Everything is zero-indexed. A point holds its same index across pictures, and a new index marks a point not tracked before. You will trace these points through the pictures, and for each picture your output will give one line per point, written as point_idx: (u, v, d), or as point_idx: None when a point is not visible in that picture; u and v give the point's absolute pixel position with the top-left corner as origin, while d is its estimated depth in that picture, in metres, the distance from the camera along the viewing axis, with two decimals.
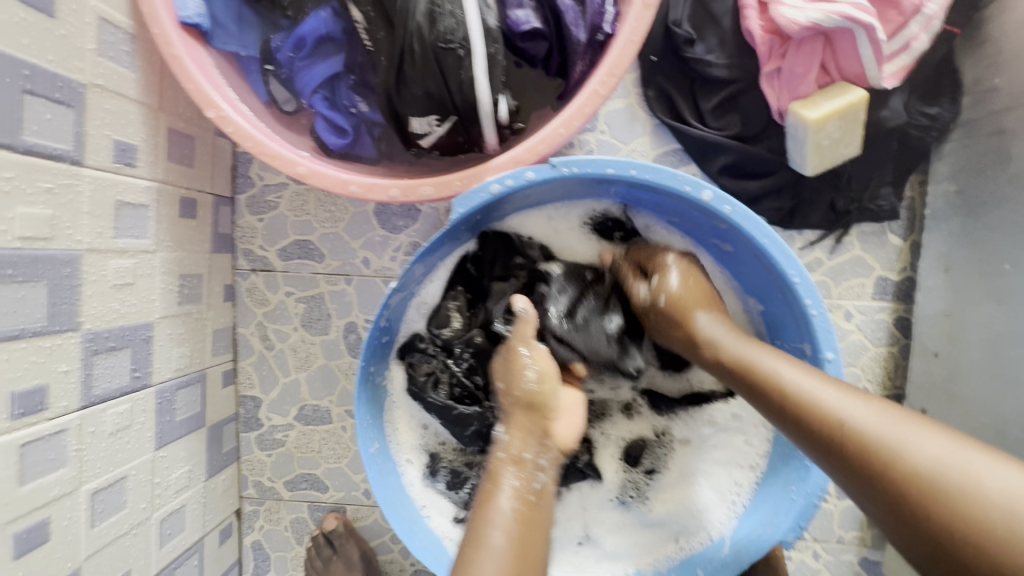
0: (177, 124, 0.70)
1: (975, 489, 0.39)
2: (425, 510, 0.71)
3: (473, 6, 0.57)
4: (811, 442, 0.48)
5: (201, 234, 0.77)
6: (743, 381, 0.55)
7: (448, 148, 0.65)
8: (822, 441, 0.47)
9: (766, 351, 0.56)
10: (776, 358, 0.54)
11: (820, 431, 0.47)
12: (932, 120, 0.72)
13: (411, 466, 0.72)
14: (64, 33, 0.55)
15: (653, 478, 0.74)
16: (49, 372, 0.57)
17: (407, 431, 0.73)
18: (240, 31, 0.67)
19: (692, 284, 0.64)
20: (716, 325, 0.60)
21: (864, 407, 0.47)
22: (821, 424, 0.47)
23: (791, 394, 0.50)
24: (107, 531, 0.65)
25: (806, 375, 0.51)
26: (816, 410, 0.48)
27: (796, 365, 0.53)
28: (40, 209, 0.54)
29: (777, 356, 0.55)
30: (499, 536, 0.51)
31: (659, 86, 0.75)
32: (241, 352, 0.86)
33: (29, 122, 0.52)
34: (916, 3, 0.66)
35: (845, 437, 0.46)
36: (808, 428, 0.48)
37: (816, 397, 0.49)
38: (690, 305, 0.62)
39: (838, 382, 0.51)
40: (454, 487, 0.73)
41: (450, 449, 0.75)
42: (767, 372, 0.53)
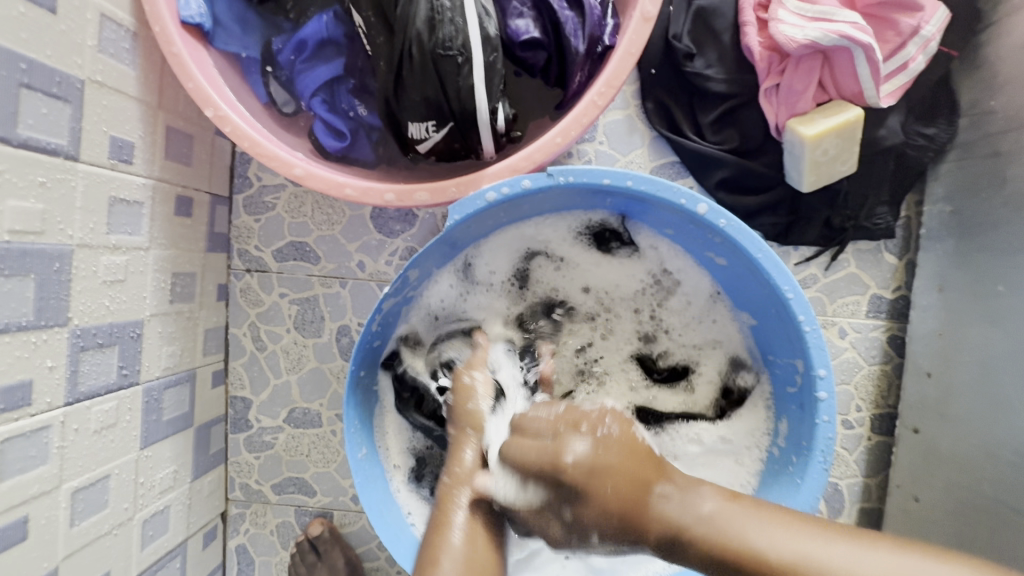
0: (175, 122, 0.70)
1: None
2: (409, 516, 0.70)
3: (474, 14, 0.57)
4: None
5: (196, 233, 0.77)
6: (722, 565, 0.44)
7: (445, 154, 0.64)
8: None
9: (740, 513, 0.45)
10: (716, 502, 0.46)
11: None
12: (928, 140, 0.73)
13: (398, 471, 0.72)
14: (65, 29, 0.55)
15: None
16: (34, 368, 0.56)
17: (394, 435, 0.73)
18: (242, 33, 0.67)
19: (616, 448, 0.48)
20: (665, 496, 0.46)
21: (871, 560, 0.42)
22: None
23: (738, 551, 0.43)
24: (86, 532, 0.64)
25: (757, 518, 0.45)
26: None
27: (780, 525, 0.45)
28: (32, 203, 0.54)
29: (758, 520, 0.45)
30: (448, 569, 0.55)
31: (658, 99, 0.76)
32: (232, 352, 0.86)
33: (25, 116, 0.52)
34: (914, 25, 0.67)
35: None
36: None
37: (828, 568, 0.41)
38: (620, 478, 0.46)
39: (829, 528, 0.45)
40: (438, 492, 0.72)
41: (436, 454, 0.74)
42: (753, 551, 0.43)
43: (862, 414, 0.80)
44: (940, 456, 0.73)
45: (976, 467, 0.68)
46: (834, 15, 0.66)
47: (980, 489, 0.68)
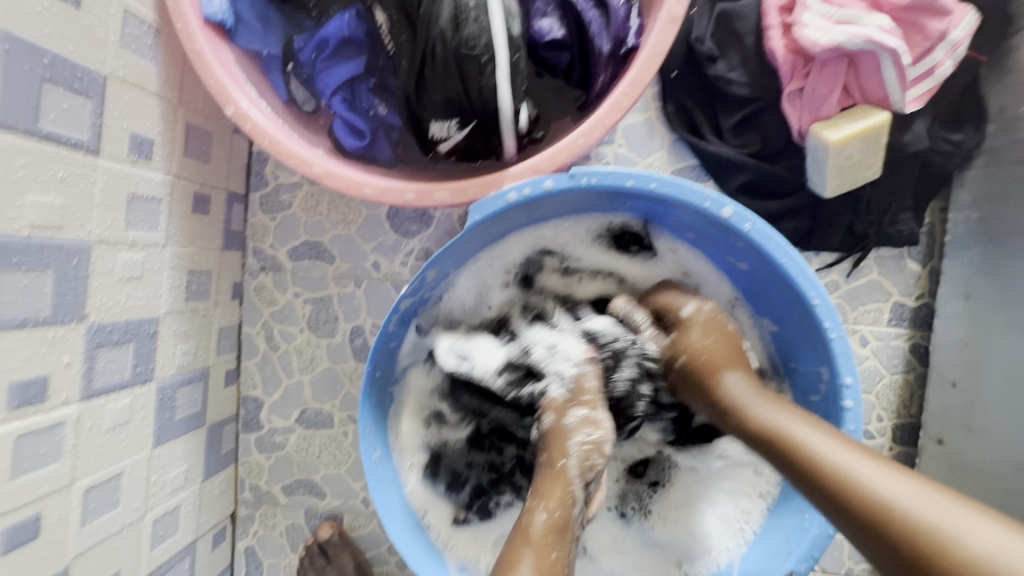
0: (194, 119, 0.70)
1: None
2: (423, 513, 0.69)
3: (499, 14, 0.57)
4: (849, 526, 0.43)
5: (213, 231, 0.76)
6: (766, 446, 0.52)
7: (465, 154, 0.64)
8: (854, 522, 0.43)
9: (790, 416, 0.52)
10: (810, 428, 0.50)
11: (859, 515, 0.42)
12: (955, 145, 0.71)
13: (412, 471, 0.70)
14: (89, 24, 0.55)
15: (657, 492, 0.73)
16: (50, 364, 0.55)
17: (409, 433, 0.71)
18: (264, 31, 0.67)
19: (715, 337, 0.61)
20: (736, 383, 0.57)
21: (904, 486, 0.42)
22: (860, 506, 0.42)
23: (817, 461, 0.47)
24: (97, 531, 0.63)
25: (806, 425, 0.50)
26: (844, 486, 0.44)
27: (830, 435, 0.49)
28: (53, 197, 0.53)
29: (812, 428, 0.50)
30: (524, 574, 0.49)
31: (679, 102, 0.75)
32: (245, 351, 0.86)
33: (47, 110, 0.52)
34: (942, 28, 0.66)
35: (887, 522, 0.40)
36: (816, 486, 0.46)
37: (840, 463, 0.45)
38: (715, 360, 0.60)
39: (884, 460, 0.45)
40: (453, 489, 0.71)
41: (452, 449, 0.73)
42: (788, 438, 0.50)
43: (884, 424, 0.79)
44: (965, 468, 0.71)
45: (1004, 481, 0.67)
46: (860, 19, 0.66)
47: (1009, 502, 0.66)
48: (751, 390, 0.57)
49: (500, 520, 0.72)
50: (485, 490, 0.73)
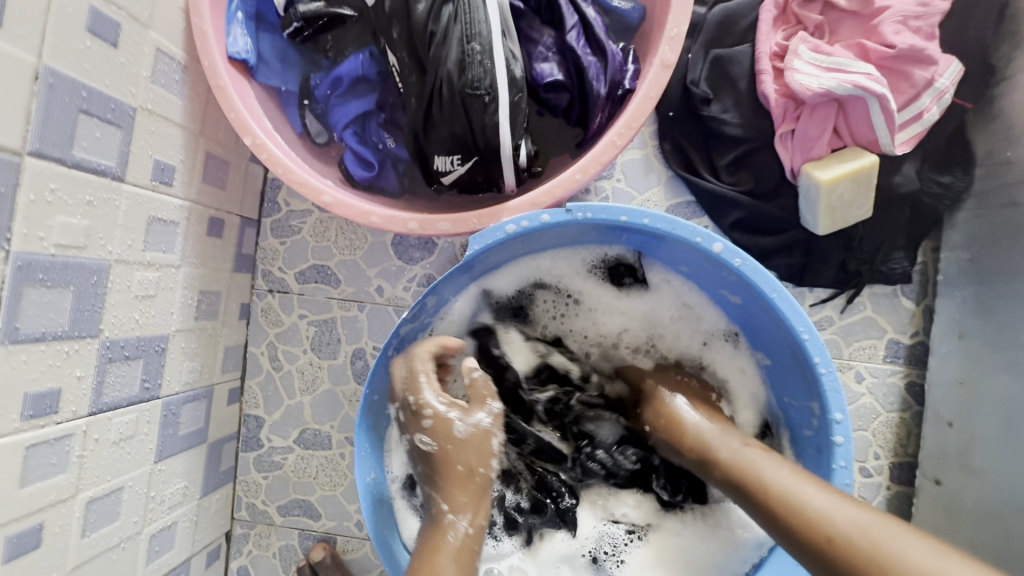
0: (214, 148, 0.74)
1: None
2: (403, 527, 0.69)
3: (502, 57, 0.60)
4: (803, 552, 0.50)
5: (225, 253, 0.80)
6: (735, 486, 0.57)
7: (467, 187, 0.67)
8: (810, 547, 0.49)
9: (756, 452, 0.58)
10: (773, 465, 0.56)
11: (815, 544, 0.49)
12: (945, 187, 0.73)
13: (394, 482, 0.70)
14: (123, 61, 0.60)
15: (634, 542, 0.73)
16: (64, 376, 0.58)
17: (399, 445, 0.72)
18: (283, 69, 0.71)
19: (683, 392, 0.69)
20: (700, 425, 0.64)
21: (848, 510, 0.49)
22: (811, 533, 0.49)
23: (783, 497, 0.52)
24: (96, 543, 0.64)
25: (769, 460, 0.57)
26: (801, 517, 0.50)
27: (792, 470, 0.55)
28: (80, 219, 0.57)
29: (774, 464, 0.56)
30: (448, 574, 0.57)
31: (675, 141, 0.78)
32: (249, 370, 0.88)
33: (81, 138, 0.56)
34: (928, 77, 0.69)
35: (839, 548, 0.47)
36: (777, 519, 0.52)
37: (796, 493, 0.52)
38: (675, 412, 0.66)
39: (833, 489, 0.52)
40: None
41: None
42: (755, 476, 0.56)
43: (880, 462, 0.78)
44: (963, 510, 0.70)
45: (1003, 526, 0.66)
46: (849, 67, 0.69)
47: (1006, 547, 0.65)
48: (729, 437, 0.61)
49: None
50: None
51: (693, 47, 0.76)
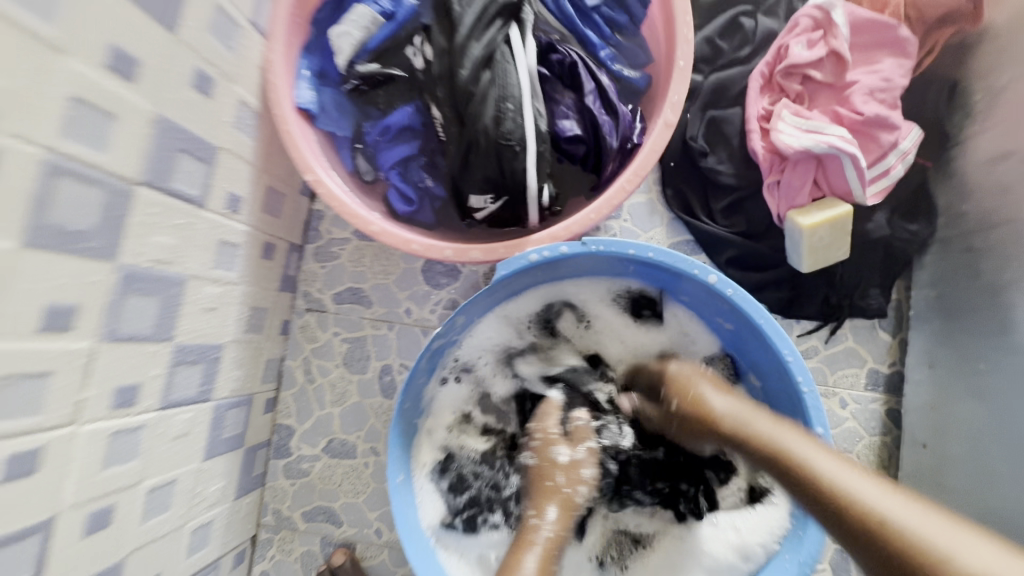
0: (274, 183, 0.85)
1: None
2: (420, 504, 0.76)
3: (532, 115, 0.71)
4: (842, 534, 0.50)
5: (273, 274, 0.90)
6: (775, 466, 0.57)
7: (496, 221, 0.78)
8: (849, 530, 0.50)
9: (797, 437, 0.59)
10: (814, 451, 0.56)
11: (857, 528, 0.49)
12: (913, 233, 0.83)
13: (422, 469, 0.78)
14: (213, 108, 0.70)
15: (637, 550, 0.80)
16: (144, 374, 0.65)
17: (427, 438, 0.80)
18: (338, 117, 0.82)
19: (705, 380, 0.70)
20: (737, 409, 0.64)
21: (888, 495, 0.50)
22: (853, 517, 0.50)
23: (825, 481, 0.53)
24: (150, 530, 0.70)
25: (810, 445, 0.57)
26: (845, 501, 0.51)
27: (833, 457, 0.55)
28: (169, 239, 0.66)
29: (815, 449, 0.57)
30: (531, 563, 0.65)
31: (677, 187, 0.89)
32: (284, 382, 0.97)
33: (177, 174, 0.65)
34: (893, 140, 0.79)
35: (882, 531, 0.48)
36: (819, 502, 0.52)
37: (839, 480, 0.52)
38: (704, 399, 0.67)
39: (876, 476, 0.53)
40: (453, 492, 0.79)
41: (464, 455, 0.81)
42: (796, 458, 0.56)
43: None
44: None
45: None
46: (825, 129, 0.79)
47: None
48: (768, 422, 0.62)
49: (480, 536, 0.78)
50: (478, 503, 0.79)
51: (691, 108, 0.88)
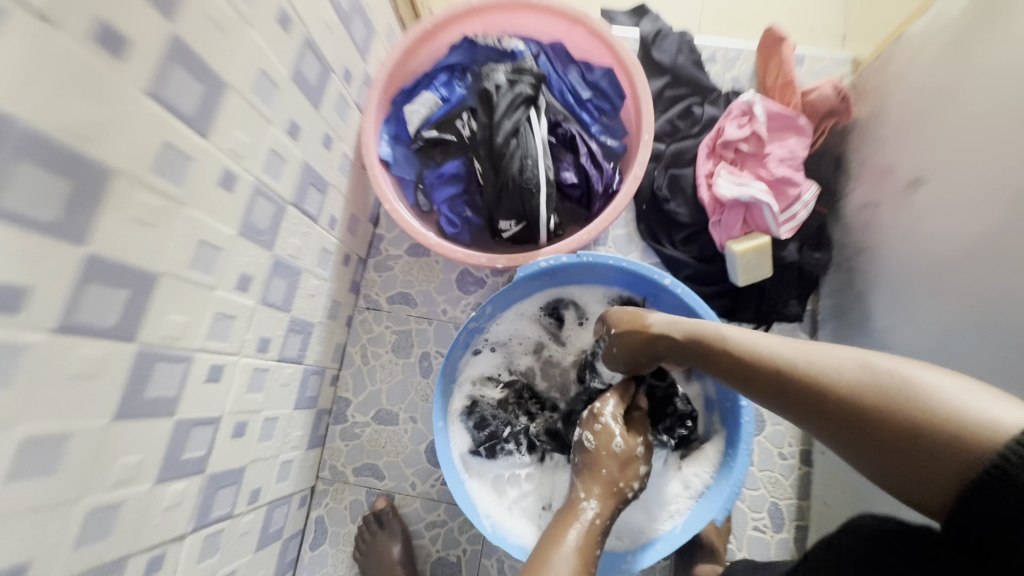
0: (355, 211, 1.18)
1: (936, 393, 0.54)
2: (452, 437, 1.05)
3: (544, 168, 1.04)
4: (821, 401, 0.61)
5: (347, 278, 1.20)
6: (733, 362, 0.72)
7: (517, 240, 1.09)
8: (822, 395, 0.61)
9: (746, 334, 0.73)
10: (758, 339, 0.71)
11: (827, 392, 0.61)
12: (818, 259, 1.14)
13: (455, 409, 1.07)
14: (330, 157, 1.03)
15: None
16: (274, 332, 0.94)
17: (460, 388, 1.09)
18: (407, 165, 1.16)
19: (633, 319, 0.88)
20: (689, 326, 0.80)
21: (848, 358, 0.62)
22: (822, 384, 0.62)
23: (778, 363, 0.66)
24: (260, 450, 0.96)
25: (761, 339, 0.71)
26: (797, 373, 0.64)
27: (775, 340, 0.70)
28: (299, 241, 0.97)
29: (764, 341, 0.70)
30: (573, 539, 0.75)
31: (648, 224, 1.21)
32: (345, 363, 1.25)
33: (308, 198, 0.97)
34: (797, 193, 1.11)
35: (841, 388, 0.60)
36: (778, 381, 0.66)
37: (792, 358, 0.66)
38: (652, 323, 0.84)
39: (814, 346, 0.67)
40: (477, 428, 1.06)
41: (486, 402, 1.09)
42: (747, 351, 0.71)
43: (793, 448, 1.13)
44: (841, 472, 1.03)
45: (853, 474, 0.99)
46: (750, 184, 1.11)
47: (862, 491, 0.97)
48: (715, 327, 0.77)
49: (496, 460, 1.04)
50: (495, 437, 1.05)
51: (658, 168, 1.21)
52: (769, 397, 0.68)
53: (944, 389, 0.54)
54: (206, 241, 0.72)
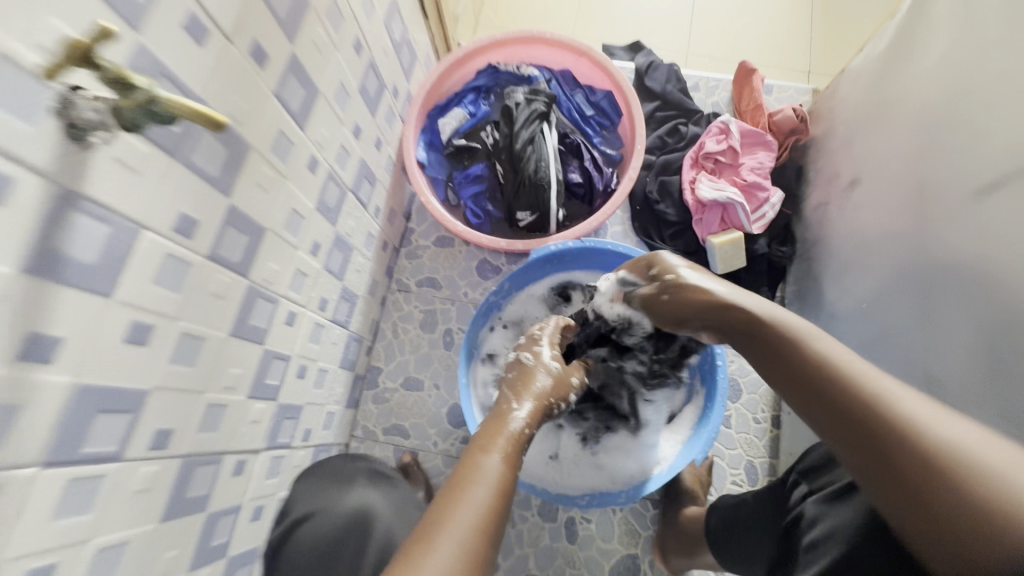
0: (394, 205, 1.39)
1: (998, 472, 0.47)
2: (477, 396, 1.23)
3: (555, 169, 1.27)
4: (868, 436, 0.55)
5: (384, 261, 1.40)
6: (794, 369, 0.65)
7: (531, 229, 1.31)
8: (872, 428, 0.55)
9: (831, 346, 0.64)
10: (841, 354, 0.63)
11: (880, 432, 0.54)
12: (785, 252, 1.35)
13: (481, 373, 1.28)
14: (380, 156, 1.25)
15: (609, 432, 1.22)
16: (331, 295, 1.14)
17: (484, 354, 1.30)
18: (439, 167, 1.39)
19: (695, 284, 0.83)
20: (761, 313, 0.73)
21: (927, 410, 0.54)
22: (881, 423, 0.55)
23: (849, 386, 0.59)
24: (313, 396, 1.14)
25: (842, 352, 0.63)
26: (862, 399, 0.57)
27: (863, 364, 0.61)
28: (353, 223, 1.18)
29: (847, 356, 0.62)
30: (497, 455, 0.66)
31: (641, 222, 1.43)
32: (378, 337, 1.43)
33: (363, 188, 1.19)
34: (766, 196, 1.32)
35: (901, 433, 0.53)
36: (835, 399, 0.59)
37: (869, 386, 0.58)
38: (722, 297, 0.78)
39: (903, 387, 0.58)
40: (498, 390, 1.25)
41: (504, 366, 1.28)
42: (816, 361, 0.63)
43: (765, 413, 1.32)
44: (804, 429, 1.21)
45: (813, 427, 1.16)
46: (726, 188, 1.32)
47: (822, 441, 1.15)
48: (798, 326, 0.68)
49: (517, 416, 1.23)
50: None
51: (650, 175, 1.45)
52: (810, 411, 0.62)
53: (1013, 464, 0.47)
54: (295, 210, 0.93)
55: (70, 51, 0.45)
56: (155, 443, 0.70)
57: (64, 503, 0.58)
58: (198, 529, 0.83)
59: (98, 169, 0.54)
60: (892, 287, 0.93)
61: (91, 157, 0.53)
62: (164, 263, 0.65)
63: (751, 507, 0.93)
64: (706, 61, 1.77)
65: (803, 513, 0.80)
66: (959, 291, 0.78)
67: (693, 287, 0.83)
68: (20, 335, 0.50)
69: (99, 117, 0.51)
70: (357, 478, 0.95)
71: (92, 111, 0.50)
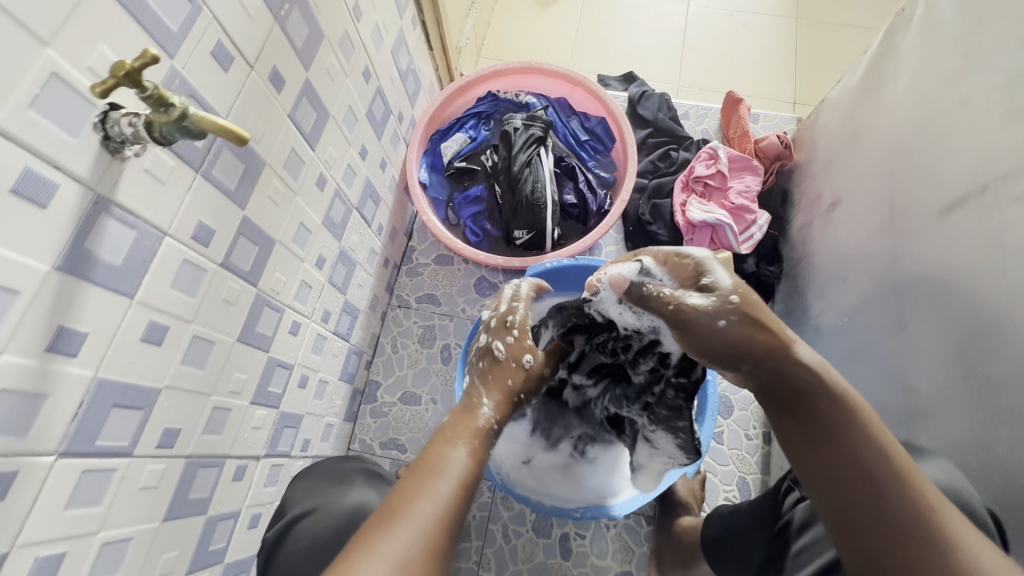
0: (397, 224, 1.45)
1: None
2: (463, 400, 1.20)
3: (551, 191, 1.33)
4: (880, 514, 0.60)
5: (386, 278, 1.45)
6: (815, 431, 0.64)
7: (528, 247, 1.36)
8: (888, 510, 0.59)
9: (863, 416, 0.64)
10: (870, 430, 0.63)
11: (895, 517, 0.59)
12: (772, 272, 1.40)
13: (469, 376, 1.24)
14: (384, 176, 1.31)
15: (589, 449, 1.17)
16: (334, 308, 1.18)
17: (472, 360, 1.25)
18: (441, 189, 1.46)
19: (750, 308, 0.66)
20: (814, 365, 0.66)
21: (938, 508, 0.59)
22: (900, 512, 0.59)
23: (872, 466, 0.61)
24: (312, 407, 1.17)
25: (869, 426, 0.64)
26: (881, 484, 0.60)
27: (886, 442, 0.63)
28: (357, 239, 1.23)
29: (873, 430, 0.63)
30: (462, 451, 0.71)
31: (635, 242, 1.48)
32: (377, 352, 1.46)
33: (367, 208, 1.24)
34: (753, 218, 1.38)
35: (915, 526, 0.58)
36: (855, 474, 0.62)
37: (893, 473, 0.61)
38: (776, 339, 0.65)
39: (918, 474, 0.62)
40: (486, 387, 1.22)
41: None
42: (844, 433, 0.63)
43: (756, 430, 1.34)
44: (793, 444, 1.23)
45: None
46: (714, 211, 1.37)
47: None
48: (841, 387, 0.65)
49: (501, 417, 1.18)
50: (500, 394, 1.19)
51: (642, 198, 1.50)
52: (816, 470, 0.64)
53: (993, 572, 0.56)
54: (303, 224, 0.98)
55: (113, 75, 0.49)
56: (163, 442, 0.73)
57: (76, 495, 0.61)
58: (198, 532, 0.84)
59: (128, 178, 0.59)
60: (871, 303, 0.97)
61: (123, 167, 0.58)
62: (181, 269, 0.70)
63: (745, 516, 0.94)
64: (697, 91, 1.86)
65: (792, 519, 0.84)
66: (933, 304, 0.82)
67: (751, 309, 0.65)
68: (49, 329, 0.54)
69: (132, 131, 0.55)
70: (355, 478, 0.99)
71: (126, 125, 0.54)
